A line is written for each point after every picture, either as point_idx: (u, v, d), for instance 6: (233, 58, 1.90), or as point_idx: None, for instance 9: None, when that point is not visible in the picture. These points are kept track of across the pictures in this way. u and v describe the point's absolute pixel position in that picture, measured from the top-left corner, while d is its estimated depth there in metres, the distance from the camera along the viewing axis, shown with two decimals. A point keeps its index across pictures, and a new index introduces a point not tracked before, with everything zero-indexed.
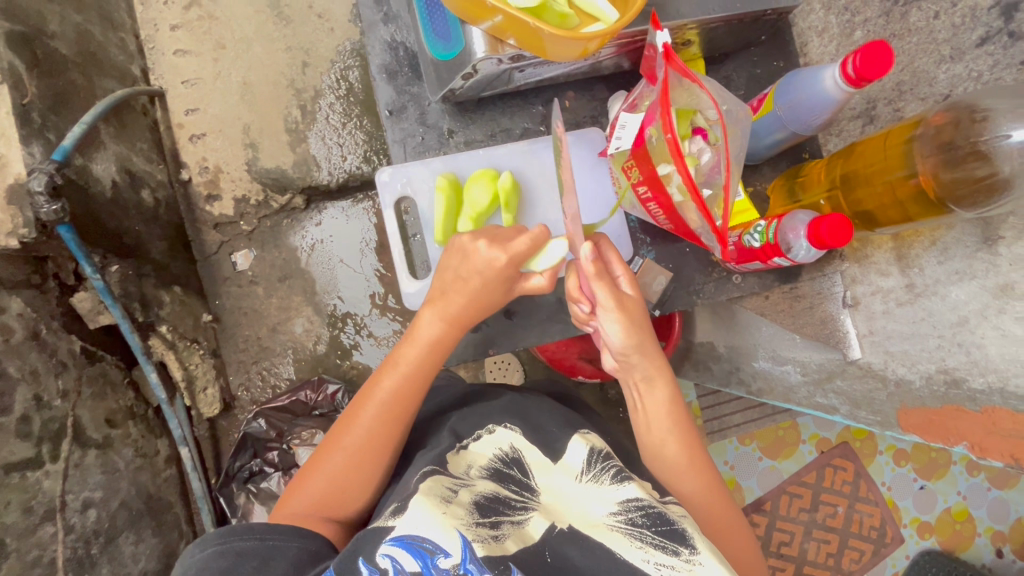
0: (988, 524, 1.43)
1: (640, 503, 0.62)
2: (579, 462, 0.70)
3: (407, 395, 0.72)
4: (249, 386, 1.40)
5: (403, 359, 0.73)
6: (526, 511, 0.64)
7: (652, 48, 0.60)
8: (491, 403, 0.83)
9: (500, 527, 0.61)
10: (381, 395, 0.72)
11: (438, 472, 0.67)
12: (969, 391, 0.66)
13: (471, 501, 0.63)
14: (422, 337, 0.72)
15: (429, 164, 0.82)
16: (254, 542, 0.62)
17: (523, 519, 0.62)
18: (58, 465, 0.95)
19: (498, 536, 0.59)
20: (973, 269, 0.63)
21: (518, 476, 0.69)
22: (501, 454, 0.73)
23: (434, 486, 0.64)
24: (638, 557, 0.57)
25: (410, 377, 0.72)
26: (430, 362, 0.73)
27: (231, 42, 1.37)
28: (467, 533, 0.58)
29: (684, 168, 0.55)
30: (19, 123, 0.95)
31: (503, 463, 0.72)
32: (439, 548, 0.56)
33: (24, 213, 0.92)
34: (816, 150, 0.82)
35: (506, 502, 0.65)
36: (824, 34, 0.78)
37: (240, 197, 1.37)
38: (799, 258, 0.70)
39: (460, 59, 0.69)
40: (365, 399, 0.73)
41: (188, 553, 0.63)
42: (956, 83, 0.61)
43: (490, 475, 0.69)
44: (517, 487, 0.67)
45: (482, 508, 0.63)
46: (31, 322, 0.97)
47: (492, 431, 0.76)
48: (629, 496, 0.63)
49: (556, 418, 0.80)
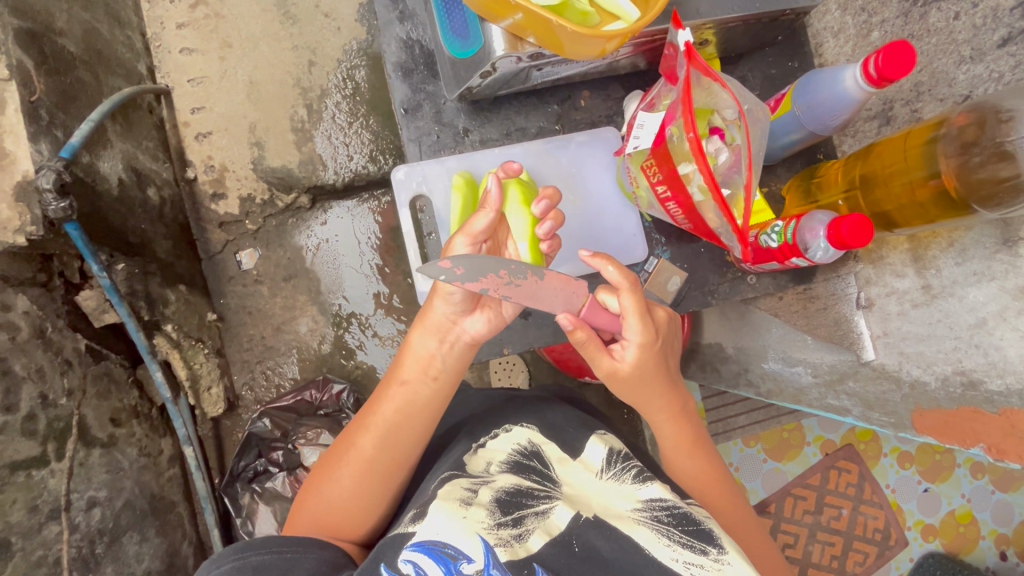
0: (992, 527, 1.42)
1: (664, 503, 0.64)
2: (598, 459, 0.70)
3: (403, 414, 0.72)
4: (254, 386, 1.39)
5: (396, 380, 0.73)
6: (550, 501, 0.64)
7: (673, 46, 0.60)
8: (507, 406, 0.83)
9: (523, 523, 0.62)
10: (377, 416, 0.72)
11: (458, 474, 0.67)
12: (987, 393, 0.66)
13: (491, 499, 0.63)
14: (412, 358, 0.72)
15: (445, 162, 0.81)
16: (271, 555, 0.62)
17: (547, 509, 0.63)
18: (63, 464, 0.94)
19: (521, 535, 0.60)
20: (992, 271, 0.63)
21: (539, 468, 0.69)
22: (520, 447, 0.73)
23: (453, 489, 0.64)
24: (667, 555, 0.60)
25: (402, 398, 0.72)
26: (421, 382, 0.72)
27: (237, 41, 1.36)
28: (489, 537, 0.58)
29: (705, 167, 0.55)
30: (27, 120, 0.94)
31: (523, 456, 0.71)
32: (461, 554, 0.57)
33: (32, 211, 0.92)
34: (831, 151, 0.83)
35: (528, 493, 0.65)
36: (839, 35, 0.78)
37: (245, 196, 1.37)
38: (817, 258, 0.69)
39: (479, 57, 0.69)
40: (363, 421, 0.73)
41: (204, 569, 0.62)
42: (976, 84, 0.61)
43: (510, 469, 0.69)
44: (539, 478, 0.67)
45: (505, 504, 0.63)
46: (37, 320, 0.96)
47: (509, 430, 0.75)
48: (651, 496, 0.65)
49: (570, 417, 0.80)
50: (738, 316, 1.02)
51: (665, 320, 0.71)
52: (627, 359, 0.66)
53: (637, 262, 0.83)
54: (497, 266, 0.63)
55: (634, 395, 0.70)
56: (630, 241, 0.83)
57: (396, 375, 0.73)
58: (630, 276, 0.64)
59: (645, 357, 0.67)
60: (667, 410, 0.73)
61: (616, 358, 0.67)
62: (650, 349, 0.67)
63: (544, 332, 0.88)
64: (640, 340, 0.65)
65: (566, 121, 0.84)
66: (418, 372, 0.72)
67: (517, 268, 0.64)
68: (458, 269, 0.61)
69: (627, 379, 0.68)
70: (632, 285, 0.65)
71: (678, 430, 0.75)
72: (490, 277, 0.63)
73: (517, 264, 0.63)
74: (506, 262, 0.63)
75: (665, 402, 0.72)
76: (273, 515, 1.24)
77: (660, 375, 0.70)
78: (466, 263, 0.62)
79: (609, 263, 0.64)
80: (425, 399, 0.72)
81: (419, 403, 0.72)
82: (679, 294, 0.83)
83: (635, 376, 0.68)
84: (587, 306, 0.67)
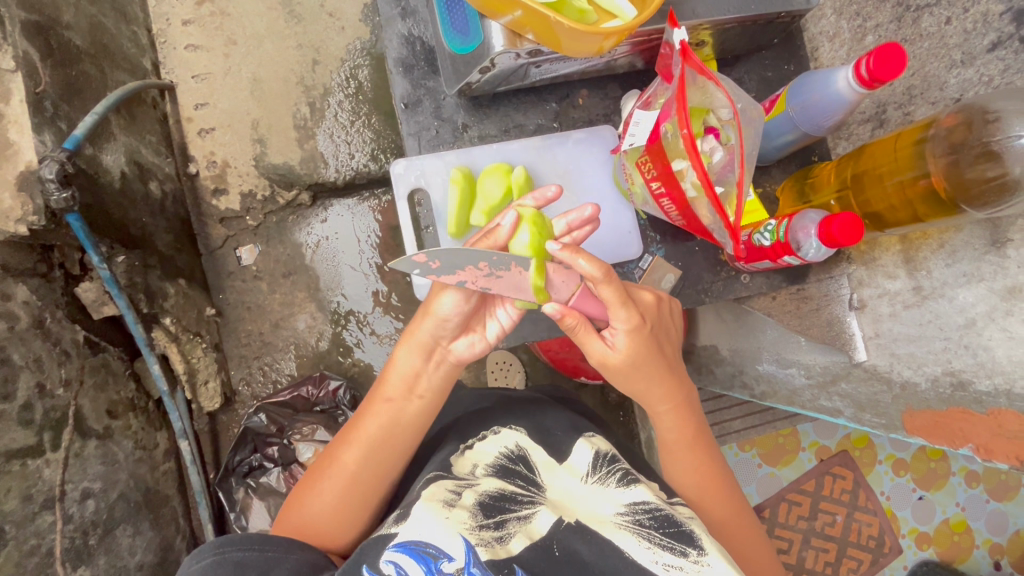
0: (986, 536, 1.42)
1: (647, 506, 0.65)
2: (584, 464, 0.71)
3: (390, 429, 0.72)
4: (250, 381, 1.40)
5: (381, 397, 0.73)
6: (533, 506, 0.65)
7: (669, 45, 0.61)
8: (497, 408, 0.84)
9: (505, 526, 0.63)
10: (362, 431, 0.72)
11: (442, 476, 0.67)
12: (976, 393, 0.66)
13: (475, 502, 0.64)
14: (397, 374, 0.72)
15: (444, 157, 0.82)
16: (254, 553, 0.62)
17: (529, 514, 0.64)
18: (58, 454, 0.95)
19: (503, 538, 0.61)
20: (981, 272, 0.63)
21: (524, 472, 0.70)
22: (507, 451, 0.73)
23: (437, 490, 0.64)
24: (647, 557, 0.61)
25: (386, 414, 0.72)
26: (405, 398, 0.72)
27: (242, 37, 1.38)
28: (470, 537, 0.59)
29: (698, 163, 0.56)
30: (32, 111, 0.95)
31: (509, 460, 0.72)
32: (443, 553, 0.57)
33: (34, 200, 0.92)
34: (825, 153, 0.84)
35: (512, 499, 0.66)
36: (835, 39, 0.79)
37: (247, 192, 1.38)
38: (808, 257, 0.71)
39: (478, 52, 0.70)
40: (348, 436, 0.73)
41: (187, 564, 0.63)
42: (966, 88, 0.62)
43: (496, 472, 0.70)
44: (523, 482, 0.68)
45: (487, 507, 0.64)
46: (36, 310, 0.97)
47: (497, 431, 0.76)
48: (635, 499, 0.65)
49: (560, 421, 0.80)
50: (734, 317, 1.03)
51: (653, 304, 0.72)
52: (617, 346, 0.67)
53: (631, 260, 0.84)
54: (477, 258, 0.63)
55: (630, 383, 0.71)
56: (625, 238, 0.84)
57: (381, 391, 0.73)
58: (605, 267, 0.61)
59: (636, 346, 0.67)
60: (668, 400, 0.73)
61: (607, 344, 0.68)
62: (639, 336, 0.67)
63: (539, 327, 0.90)
64: (629, 327, 0.66)
65: (564, 119, 0.85)
66: (404, 389, 0.72)
67: (498, 260, 0.64)
68: (433, 264, 0.62)
69: (619, 366, 0.68)
70: (608, 275, 0.62)
71: (680, 423, 0.75)
72: (469, 269, 0.63)
73: (498, 255, 0.63)
74: (485, 254, 0.63)
75: (665, 392, 0.72)
76: (267, 510, 1.25)
77: (657, 362, 0.70)
78: (442, 256, 0.62)
79: (580, 256, 0.60)
80: (410, 416, 0.73)
81: (405, 420, 0.73)
82: (673, 293, 0.84)
83: (626, 365, 0.68)
84: (577, 294, 0.70)
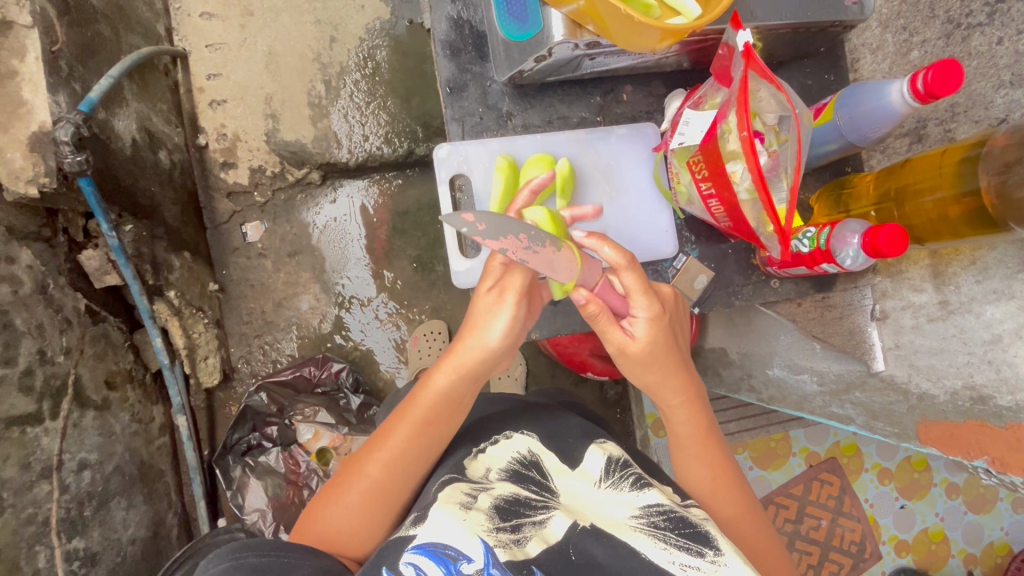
0: (962, 546, 1.47)
1: (661, 508, 0.65)
2: (597, 470, 0.71)
3: (420, 445, 0.71)
4: (250, 359, 1.38)
5: (413, 413, 0.71)
6: (547, 511, 0.65)
7: (728, 47, 0.62)
8: (513, 411, 0.84)
9: (521, 529, 0.62)
10: (390, 444, 0.71)
11: (458, 479, 0.67)
12: (995, 407, 0.68)
13: (491, 505, 0.64)
14: (433, 392, 0.71)
15: (488, 144, 0.82)
16: (269, 557, 0.60)
17: (543, 519, 0.64)
18: (57, 423, 0.93)
19: (520, 540, 0.61)
20: (1012, 290, 0.65)
21: (537, 478, 0.70)
22: (519, 456, 0.73)
23: (453, 492, 0.64)
24: (663, 558, 0.60)
25: (419, 431, 0.71)
26: (441, 417, 0.72)
27: (259, 9, 1.34)
28: (489, 539, 0.59)
29: (756, 164, 0.56)
30: (47, 70, 0.92)
31: (522, 465, 0.72)
32: (461, 554, 0.57)
33: (46, 161, 0.89)
34: (859, 165, 0.86)
35: (526, 503, 0.65)
36: (878, 51, 0.80)
37: (256, 167, 1.35)
38: (847, 264, 0.72)
39: (537, 40, 0.71)
40: (375, 447, 0.72)
41: (202, 569, 0.61)
42: (1013, 108, 0.63)
43: (509, 477, 0.70)
44: (537, 488, 0.68)
45: (504, 511, 0.63)
46: (40, 276, 0.95)
47: (509, 436, 0.76)
48: (649, 502, 0.66)
49: (573, 428, 0.79)
50: (751, 320, 1.04)
51: (669, 296, 0.72)
52: (637, 335, 0.66)
53: (666, 258, 0.84)
54: (518, 229, 0.62)
55: (646, 376, 0.70)
56: (661, 237, 0.84)
57: (413, 407, 0.72)
58: (628, 255, 0.64)
59: (656, 333, 0.67)
60: (683, 394, 0.73)
61: (627, 334, 0.66)
62: (659, 324, 0.67)
63: (570, 320, 0.90)
64: (648, 315, 0.66)
65: (608, 113, 0.85)
66: (438, 406, 0.71)
67: (535, 235, 0.63)
68: (481, 223, 0.60)
69: (639, 356, 0.67)
70: (631, 262, 0.65)
71: (694, 418, 0.75)
72: (510, 239, 0.61)
73: (536, 229, 0.62)
74: (526, 226, 0.62)
75: (682, 384, 0.72)
76: (264, 489, 1.24)
77: (672, 356, 0.69)
78: (489, 219, 0.61)
79: (605, 244, 0.64)
80: (442, 432, 0.72)
81: (436, 436, 0.72)
82: (703, 293, 0.85)
83: (646, 354, 0.67)
84: (601, 283, 0.68)
